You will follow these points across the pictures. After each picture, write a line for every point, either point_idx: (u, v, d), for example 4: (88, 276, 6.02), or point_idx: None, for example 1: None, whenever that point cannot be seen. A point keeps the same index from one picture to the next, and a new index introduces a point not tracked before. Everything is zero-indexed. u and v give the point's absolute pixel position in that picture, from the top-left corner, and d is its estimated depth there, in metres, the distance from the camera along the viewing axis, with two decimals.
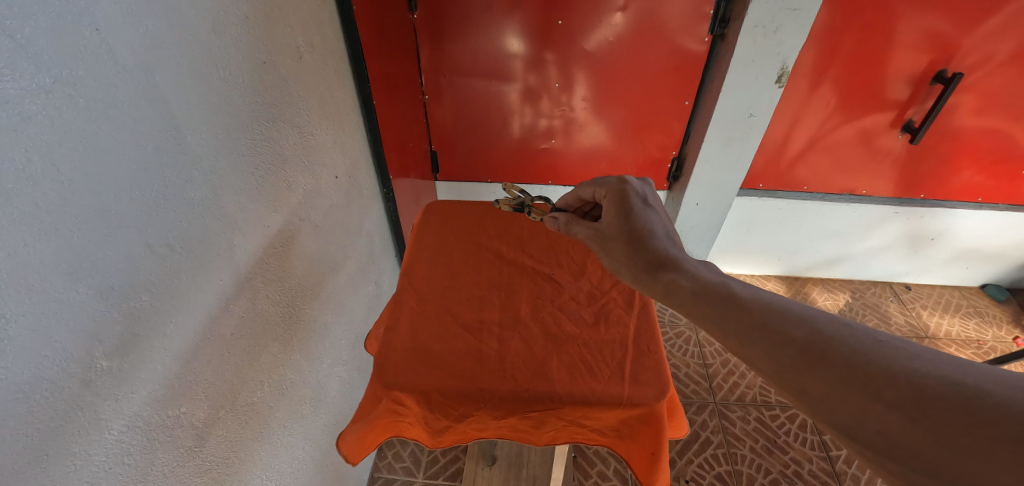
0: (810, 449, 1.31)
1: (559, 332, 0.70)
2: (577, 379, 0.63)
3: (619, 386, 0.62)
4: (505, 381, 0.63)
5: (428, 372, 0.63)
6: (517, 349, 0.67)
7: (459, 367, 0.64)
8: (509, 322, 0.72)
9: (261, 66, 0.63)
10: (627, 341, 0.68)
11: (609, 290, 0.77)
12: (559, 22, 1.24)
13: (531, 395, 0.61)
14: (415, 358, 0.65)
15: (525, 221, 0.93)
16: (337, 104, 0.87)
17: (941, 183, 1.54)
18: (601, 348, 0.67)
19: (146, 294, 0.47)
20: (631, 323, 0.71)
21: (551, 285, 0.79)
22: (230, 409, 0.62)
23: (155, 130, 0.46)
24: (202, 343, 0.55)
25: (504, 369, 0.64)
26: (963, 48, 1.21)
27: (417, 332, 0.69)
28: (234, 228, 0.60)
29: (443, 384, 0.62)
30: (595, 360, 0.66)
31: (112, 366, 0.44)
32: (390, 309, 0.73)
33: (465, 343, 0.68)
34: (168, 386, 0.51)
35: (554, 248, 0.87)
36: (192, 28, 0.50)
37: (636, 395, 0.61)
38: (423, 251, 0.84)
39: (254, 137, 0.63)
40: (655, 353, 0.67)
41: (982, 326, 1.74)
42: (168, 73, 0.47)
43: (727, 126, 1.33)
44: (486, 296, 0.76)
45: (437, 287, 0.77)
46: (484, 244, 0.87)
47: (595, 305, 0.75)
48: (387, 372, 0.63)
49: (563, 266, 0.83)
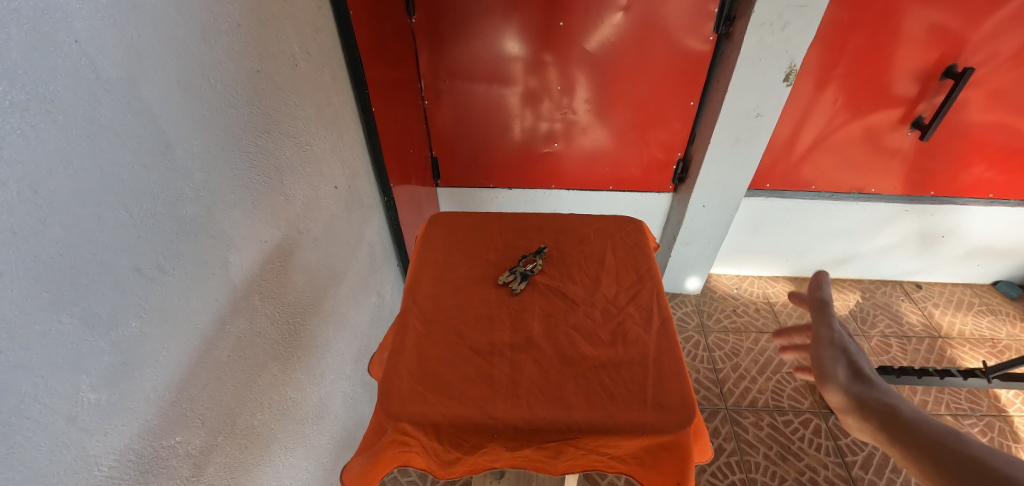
0: (825, 455, 1.27)
1: (575, 354, 0.67)
2: (596, 406, 0.60)
3: (642, 413, 0.59)
4: (519, 409, 0.60)
5: (435, 400, 0.61)
6: (531, 372, 0.65)
7: (470, 393, 0.62)
8: (522, 343, 0.69)
9: (254, 76, 0.60)
10: (647, 361, 0.66)
11: (625, 307, 0.75)
12: (561, 23, 1.21)
13: (549, 424, 0.59)
14: (423, 384, 0.63)
15: (534, 233, 0.90)
16: (335, 111, 0.85)
17: (951, 180, 1.50)
18: (620, 370, 0.65)
19: (137, 319, 0.44)
20: (651, 343, 0.69)
21: (565, 300, 0.76)
22: (229, 434, 0.59)
23: (143, 147, 0.43)
24: (198, 367, 0.53)
25: (517, 396, 0.61)
26: (972, 41, 1.18)
27: (424, 355, 0.66)
28: (229, 245, 0.57)
29: (453, 412, 0.59)
30: (614, 383, 0.63)
31: (100, 398, 0.41)
32: (395, 331, 0.71)
33: (477, 367, 0.65)
34: (162, 415, 0.48)
35: (566, 261, 0.84)
36: (182, 38, 0.47)
37: (662, 422, 0.59)
38: (428, 267, 0.82)
39: (248, 148, 0.60)
40: (678, 374, 0.64)
41: (996, 325, 1.69)
42: (156, 85, 0.44)
43: (733, 126, 1.28)
44: (495, 315, 0.73)
45: (443, 307, 0.74)
46: (491, 259, 0.85)
47: (611, 323, 0.72)
48: (394, 400, 0.61)
49: (575, 279, 0.80)
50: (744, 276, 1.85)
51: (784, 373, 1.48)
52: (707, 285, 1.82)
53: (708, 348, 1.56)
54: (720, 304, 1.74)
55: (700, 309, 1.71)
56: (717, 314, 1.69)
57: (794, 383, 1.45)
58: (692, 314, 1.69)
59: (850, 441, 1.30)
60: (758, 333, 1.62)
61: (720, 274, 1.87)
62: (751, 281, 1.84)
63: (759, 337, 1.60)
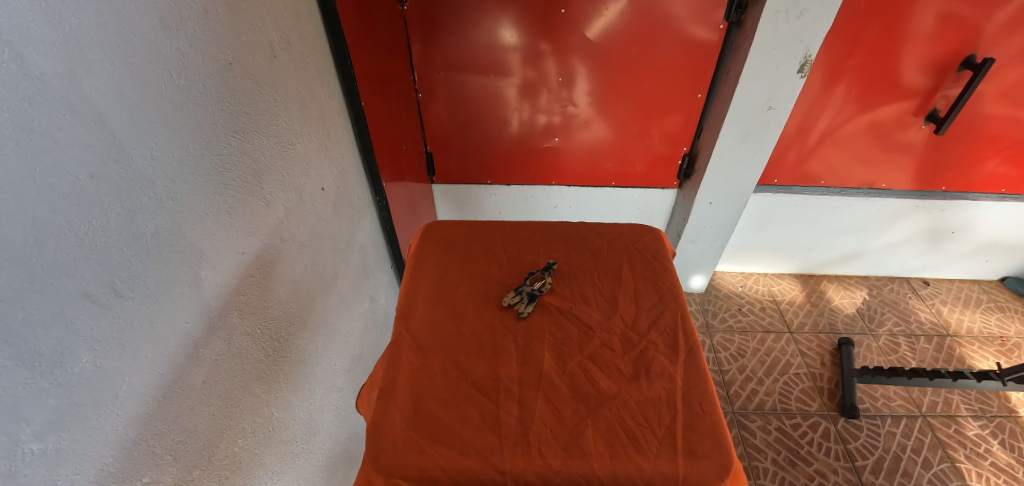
0: (835, 459, 1.24)
1: (592, 390, 0.64)
2: (618, 454, 0.57)
3: (671, 462, 0.56)
4: (529, 460, 0.56)
5: (433, 451, 0.57)
6: (542, 413, 0.61)
7: (472, 442, 0.58)
8: (531, 378, 0.65)
9: (225, 69, 0.54)
10: (674, 398, 0.63)
11: (646, 334, 0.71)
12: (561, 10, 1.15)
13: (564, 478, 0.55)
14: (419, 432, 0.59)
15: (542, 246, 0.87)
16: (320, 107, 0.79)
17: (964, 174, 1.46)
18: (645, 410, 0.61)
19: (89, 353, 0.38)
20: (678, 375, 0.66)
21: (578, 324, 0.73)
22: (207, 466, 0.53)
23: (91, 155, 0.37)
24: (167, 398, 0.47)
25: (528, 444, 0.57)
26: (993, 28, 1.12)
27: (419, 395, 0.63)
28: (200, 261, 0.51)
29: (454, 463, 0.56)
30: (637, 426, 0.60)
31: (46, 448, 0.35)
32: (386, 363, 0.68)
33: (480, 410, 0.61)
34: (126, 457, 0.42)
35: (577, 279, 0.81)
36: (134, 26, 0.41)
37: (693, 474, 0.55)
38: (426, 288, 0.79)
39: (220, 151, 0.54)
40: (710, 414, 0.61)
41: (1005, 322, 1.66)
42: (103, 82, 0.38)
43: (744, 120, 1.22)
44: (500, 344, 0.70)
45: (441, 335, 0.71)
46: (495, 277, 0.81)
47: (631, 354, 0.69)
48: (385, 451, 0.57)
49: (589, 300, 0.77)
50: (748, 273, 1.81)
51: (791, 374, 1.45)
52: (710, 282, 1.78)
53: (713, 349, 1.53)
54: (725, 302, 1.70)
55: (704, 308, 1.68)
56: (721, 313, 1.66)
57: (802, 385, 1.42)
58: (696, 313, 1.65)
59: (859, 445, 1.27)
60: (764, 333, 1.58)
61: (724, 271, 1.83)
62: (755, 278, 1.81)
63: (765, 337, 1.57)
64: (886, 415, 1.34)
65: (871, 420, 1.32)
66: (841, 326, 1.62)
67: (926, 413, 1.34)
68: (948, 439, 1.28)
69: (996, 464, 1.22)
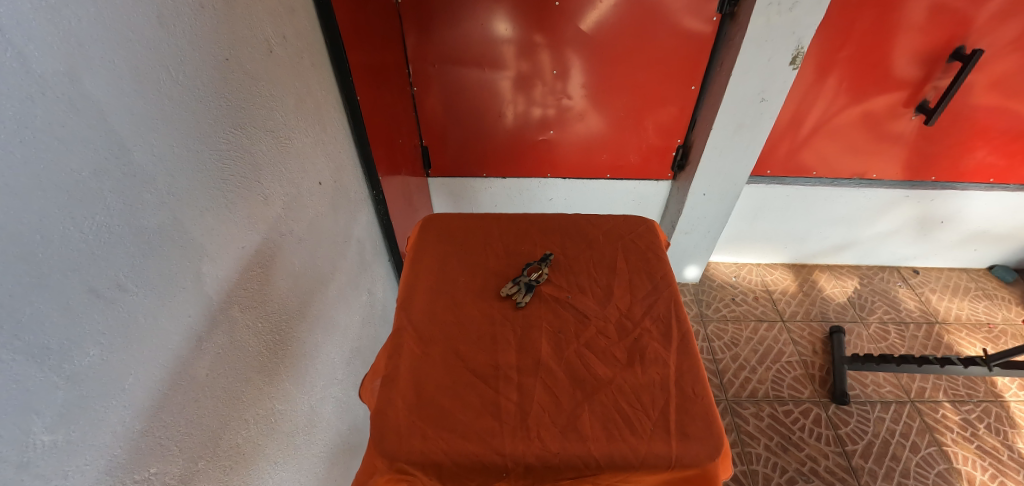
0: (825, 444, 1.27)
1: (589, 376, 0.65)
2: (615, 438, 0.58)
3: (666, 445, 0.58)
4: (529, 443, 0.58)
5: (436, 438, 0.58)
6: (541, 398, 0.62)
7: (474, 428, 0.59)
8: (530, 366, 0.66)
9: (223, 65, 0.54)
10: (668, 383, 0.64)
11: (641, 321, 0.73)
12: (556, 3, 1.15)
13: (563, 460, 0.57)
14: (421, 418, 0.60)
15: (538, 238, 0.88)
16: (316, 101, 0.79)
17: (953, 164, 1.48)
18: (639, 395, 0.63)
19: (95, 346, 0.39)
20: (672, 361, 0.67)
21: (575, 313, 0.74)
22: (212, 456, 0.54)
23: (92, 152, 0.38)
24: (172, 389, 0.48)
25: (528, 430, 0.59)
26: (983, 19, 1.13)
27: (421, 383, 0.64)
28: (202, 255, 0.52)
29: (457, 449, 0.57)
30: (632, 410, 0.61)
31: (57, 439, 0.36)
32: (388, 354, 0.69)
33: (481, 397, 0.63)
34: (133, 447, 0.43)
35: (574, 269, 0.82)
36: (132, 22, 0.41)
37: (687, 455, 0.57)
38: (424, 279, 0.80)
39: (218, 146, 0.54)
40: (703, 398, 0.63)
41: (992, 310, 1.69)
42: (102, 79, 0.38)
43: (737, 111, 1.23)
44: (499, 333, 0.71)
45: (442, 326, 0.72)
46: (493, 267, 0.82)
47: (627, 341, 0.70)
48: (389, 438, 0.58)
49: (585, 289, 0.78)
50: (742, 263, 1.84)
51: (784, 363, 1.48)
52: (705, 273, 1.80)
53: (708, 337, 1.55)
54: (719, 292, 1.72)
55: (699, 298, 1.70)
56: (716, 303, 1.68)
57: (794, 373, 1.45)
58: (691, 304, 1.67)
59: (849, 430, 1.30)
60: (757, 322, 1.61)
61: (718, 262, 1.85)
62: (749, 268, 1.83)
63: (758, 326, 1.60)
64: (875, 401, 1.37)
65: (861, 406, 1.35)
66: (832, 314, 1.66)
67: (914, 398, 1.37)
68: (936, 423, 1.31)
69: (982, 447, 1.26)
